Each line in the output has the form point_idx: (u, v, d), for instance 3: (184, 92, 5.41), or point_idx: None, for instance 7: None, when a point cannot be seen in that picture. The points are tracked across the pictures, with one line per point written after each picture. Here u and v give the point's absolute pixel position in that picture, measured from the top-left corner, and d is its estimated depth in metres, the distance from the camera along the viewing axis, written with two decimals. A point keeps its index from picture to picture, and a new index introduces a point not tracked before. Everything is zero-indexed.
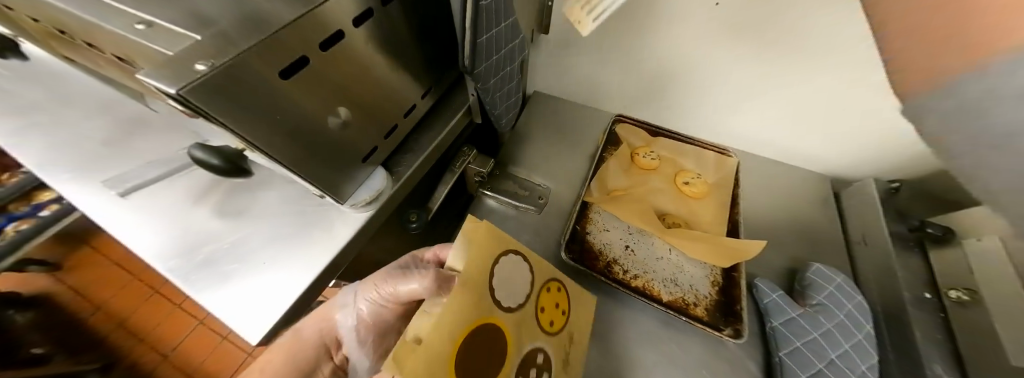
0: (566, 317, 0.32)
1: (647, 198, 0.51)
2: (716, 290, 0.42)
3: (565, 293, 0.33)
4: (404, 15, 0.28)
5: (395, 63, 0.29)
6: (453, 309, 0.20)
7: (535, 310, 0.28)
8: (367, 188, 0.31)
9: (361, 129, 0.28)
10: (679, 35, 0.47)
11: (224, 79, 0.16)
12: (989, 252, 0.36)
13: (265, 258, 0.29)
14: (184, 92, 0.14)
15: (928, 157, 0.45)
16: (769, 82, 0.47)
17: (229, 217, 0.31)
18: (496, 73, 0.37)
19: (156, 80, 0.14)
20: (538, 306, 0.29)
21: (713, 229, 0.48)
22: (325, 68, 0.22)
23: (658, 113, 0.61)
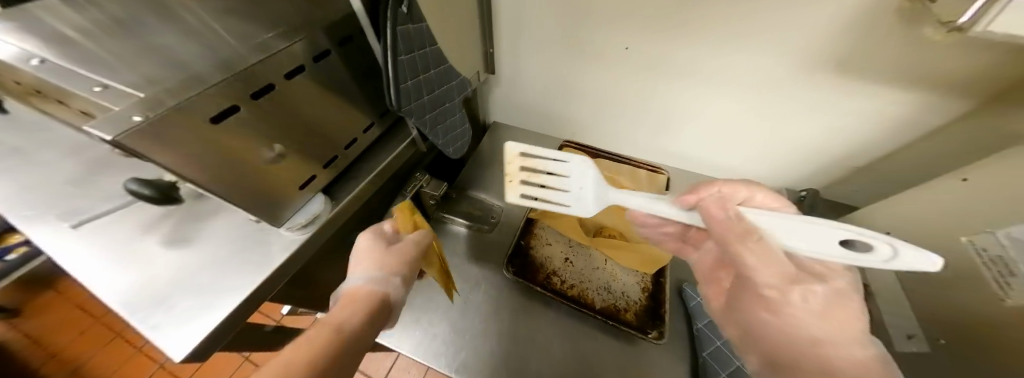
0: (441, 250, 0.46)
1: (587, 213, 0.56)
2: (645, 295, 0.46)
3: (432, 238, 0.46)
4: (342, 67, 0.34)
5: (333, 105, 0.35)
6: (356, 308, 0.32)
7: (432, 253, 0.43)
8: (305, 213, 0.35)
9: (295, 161, 0.32)
10: (621, 55, 0.51)
11: (162, 126, 0.19)
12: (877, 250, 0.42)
13: (202, 280, 0.32)
14: (119, 138, 0.16)
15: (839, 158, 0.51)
16: (704, 95, 0.51)
17: (176, 245, 0.34)
18: (432, 110, 0.43)
19: (94, 130, 0.16)
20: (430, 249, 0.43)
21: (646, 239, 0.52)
22: (257, 114, 0.26)
23: (607, 125, 0.67)
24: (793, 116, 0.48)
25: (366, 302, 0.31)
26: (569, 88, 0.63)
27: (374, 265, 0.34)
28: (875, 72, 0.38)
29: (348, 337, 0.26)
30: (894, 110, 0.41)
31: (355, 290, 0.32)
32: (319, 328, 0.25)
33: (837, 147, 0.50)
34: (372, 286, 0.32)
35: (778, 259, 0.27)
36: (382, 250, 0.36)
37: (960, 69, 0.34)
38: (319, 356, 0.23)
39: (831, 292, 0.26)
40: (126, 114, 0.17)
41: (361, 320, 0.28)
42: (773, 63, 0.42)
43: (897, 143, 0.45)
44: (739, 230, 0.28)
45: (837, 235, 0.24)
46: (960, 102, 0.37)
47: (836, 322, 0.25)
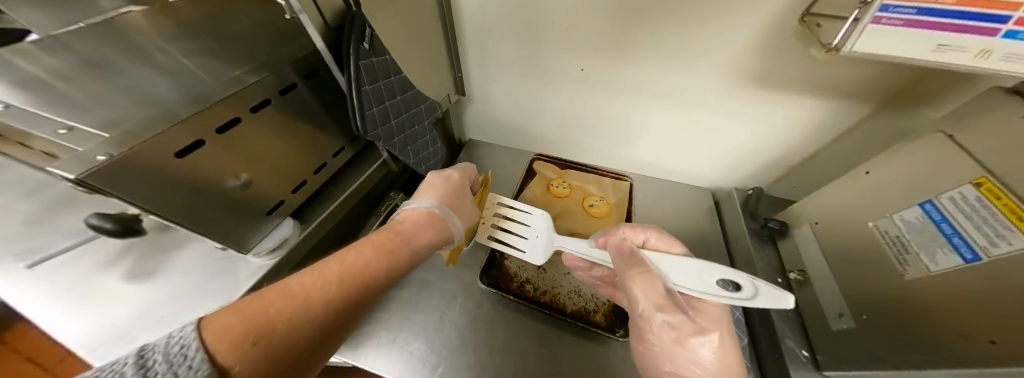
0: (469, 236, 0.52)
1: (557, 221, 0.59)
2: (613, 296, 0.49)
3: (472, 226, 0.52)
4: (309, 98, 0.36)
5: (300, 133, 0.37)
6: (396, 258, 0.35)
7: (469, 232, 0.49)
8: (272, 237, 0.36)
9: (262, 188, 0.34)
10: (577, 73, 0.56)
11: (127, 163, 0.20)
12: (809, 239, 0.47)
13: (164, 312, 0.32)
14: (84, 177, 0.17)
15: (775, 160, 0.57)
16: (652, 107, 0.56)
17: (137, 279, 0.34)
18: (401, 132, 0.45)
19: (59, 171, 0.17)
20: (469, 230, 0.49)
21: None
22: (222, 146, 0.28)
23: (573, 138, 0.71)
24: (730, 125, 0.54)
25: (414, 241, 0.36)
26: (535, 106, 0.67)
27: (438, 194, 0.43)
28: (786, 85, 0.44)
29: (386, 268, 0.31)
30: (809, 115, 0.47)
31: (415, 209, 0.40)
32: (368, 248, 0.32)
33: (772, 150, 0.55)
34: (442, 218, 0.40)
35: (659, 294, 0.34)
36: (451, 194, 0.44)
37: (851, 78, 0.40)
38: (356, 281, 0.28)
39: (708, 334, 0.33)
40: (90, 154, 0.19)
41: (401, 255, 0.34)
42: (704, 79, 0.48)
43: (818, 144, 0.51)
44: (632, 262, 0.36)
45: (711, 275, 0.33)
46: (857, 107, 0.44)
47: (723, 366, 0.32)
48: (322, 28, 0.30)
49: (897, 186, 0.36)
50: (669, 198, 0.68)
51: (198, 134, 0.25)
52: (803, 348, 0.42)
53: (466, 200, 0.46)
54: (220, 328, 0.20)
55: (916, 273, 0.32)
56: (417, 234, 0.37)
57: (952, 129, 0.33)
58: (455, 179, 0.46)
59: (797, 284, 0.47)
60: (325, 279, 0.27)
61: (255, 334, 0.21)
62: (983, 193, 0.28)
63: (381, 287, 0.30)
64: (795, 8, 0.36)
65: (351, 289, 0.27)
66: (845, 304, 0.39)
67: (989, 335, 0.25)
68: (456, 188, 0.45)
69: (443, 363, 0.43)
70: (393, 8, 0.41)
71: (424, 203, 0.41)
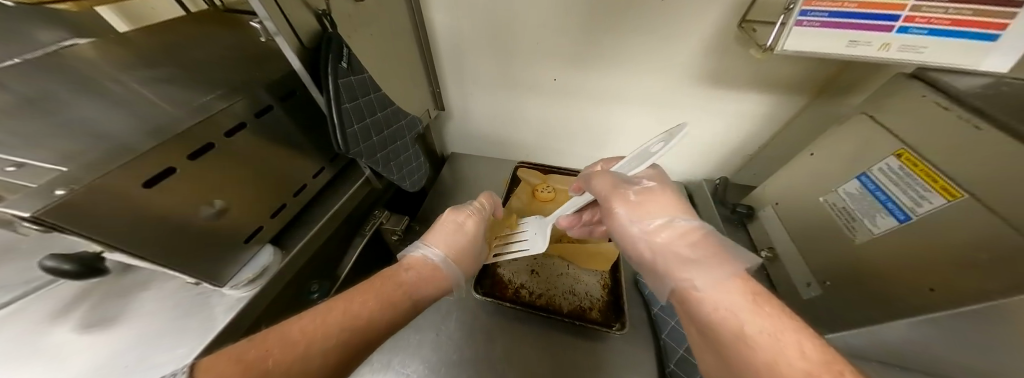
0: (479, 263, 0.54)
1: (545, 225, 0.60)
2: (606, 291, 0.50)
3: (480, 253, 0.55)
4: (285, 119, 0.36)
5: (278, 156, 0.36)
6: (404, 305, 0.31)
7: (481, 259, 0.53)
8: (251, 267, 0.34)
9: (238, 215, 0.32)
10: (551, 82, 0.59)
11: (93, 194, 0.19)
12: (773, 219, 0.51)
13: (128, 361, 0.29)
14: (40, 214, 0.16)
15: (735, 151, 0.62)
16: (623, 108, 0.60)
17: (95, 327, 0.31)
18: (383, 148, 0.45)
19: (11, 208, 0.16)
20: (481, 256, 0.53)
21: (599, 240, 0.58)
22: (193, 173, 0.27)
23: (552, 144, 0.74)
24: (694, 121, 0.59)
25: (423, 295, 0.34)
26: (513, 116, 0.70)
27: (447, 244, 0.43)
28: (737, 82, 0.49)
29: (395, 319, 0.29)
30: (759, 107, 0.53)
31: (426, 255, 0.40)
32: (374, 298, 0.29)
33: (732, 142, 0.61)
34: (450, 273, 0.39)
35: (609, 180, 0.36)
36: (460, 245, 0.44)
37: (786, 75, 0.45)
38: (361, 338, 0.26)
39: (648, 191, 0.34)
40: (47, 190, 0.18)
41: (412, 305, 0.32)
42: (666, 80, 0.52)
43: (770, 134, 0.56)
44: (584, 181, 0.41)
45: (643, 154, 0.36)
46: (796, 97, 0.49)
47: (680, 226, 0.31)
48: (299, 50, 0.31)
49: (837, 163, 0.41)
50: None
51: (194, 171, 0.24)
52: None
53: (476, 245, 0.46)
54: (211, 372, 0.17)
55: (864, 238, 0.35)
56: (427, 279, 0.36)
57: (872, 110, 0.38)
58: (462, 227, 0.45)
59: (768, 261, 0.50)
60: (327, 327, 0.24)
61: None
62: (904, 163, 0.33)
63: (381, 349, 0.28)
64: (733, 16, 0.41)
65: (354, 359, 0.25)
66: (811, 274, 0.42)
67: (928, 284, 0.28)
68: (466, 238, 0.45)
69: None
70: (369, 30, 0.42)
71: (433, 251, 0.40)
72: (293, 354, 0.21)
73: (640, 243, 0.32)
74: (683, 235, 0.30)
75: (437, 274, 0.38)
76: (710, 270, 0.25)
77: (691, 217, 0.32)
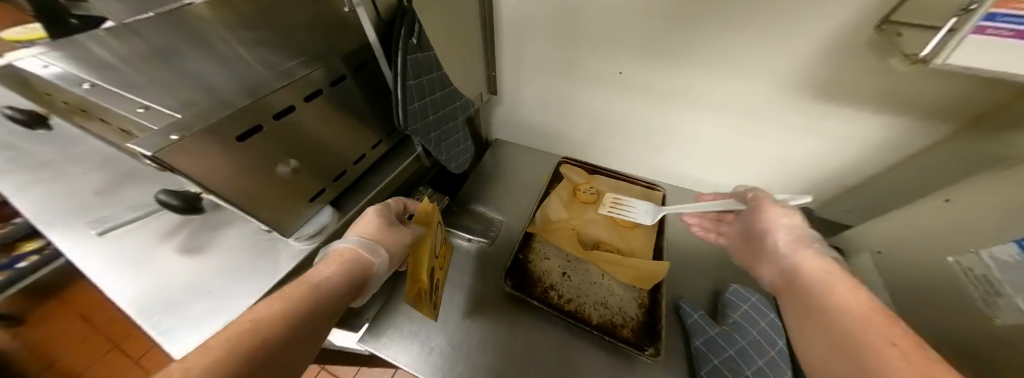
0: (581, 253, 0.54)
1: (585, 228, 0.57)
2: (642, 311, 0.46)
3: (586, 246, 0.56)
4: (355, 90, 0.37)
5: (345, 124, 0.37)
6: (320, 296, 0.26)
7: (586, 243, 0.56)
8: (313, 223, 0.37)
9: (307, 175, 0.34)
10: (615, 75, 0.54)
11: (197, 142, 0.21)
12: (867, 268, 0.42)
13: (215, 286, 0.33)
14: (159, 154, 0.18)
15: (827, 181, 0.53)
16: (695, 112, 0.53)
17: (193, 252, 0.36)
18: (437, 128, 0.45)
19: (139, 145, 0.18)
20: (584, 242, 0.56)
21: (641, 254, 0.54)
22: (276, 131, 0.29)
23: (603, 143, 0.69)
24: (783, 138, 0.50)
25: (330, 290, 0.26)
26: (567, 108, 0.66)
27: (365, 226, 0.35)
28: (857, 99, 0.40)
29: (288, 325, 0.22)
30: (876, 132, 0.43)
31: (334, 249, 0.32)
32: (280, 300, 0.23)
33: (826, 170, 0.51)
34: (362, 250, 0.31)
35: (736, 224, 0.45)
36: (383, 225, 0.35)
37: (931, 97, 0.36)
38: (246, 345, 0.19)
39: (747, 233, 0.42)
40: (165, 134, 0.20)
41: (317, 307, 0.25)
42: (758, 85, 0.44)
43: (883, 167, 0.46)
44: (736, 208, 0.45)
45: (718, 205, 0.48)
46: (937, 125, 0.39)
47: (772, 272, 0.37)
48: (375, 22, 0.31)
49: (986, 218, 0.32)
50: None
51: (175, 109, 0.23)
52: None
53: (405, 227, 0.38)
54: None
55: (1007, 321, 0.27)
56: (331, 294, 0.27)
57: None
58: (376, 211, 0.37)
59: None
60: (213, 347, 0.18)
61: None
62: None
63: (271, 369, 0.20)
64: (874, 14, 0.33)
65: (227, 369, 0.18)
66: None
67: None
68: (388, 218, 0.37)
69: (463, 362, 0.43)
70: (441, 6, 0.41)
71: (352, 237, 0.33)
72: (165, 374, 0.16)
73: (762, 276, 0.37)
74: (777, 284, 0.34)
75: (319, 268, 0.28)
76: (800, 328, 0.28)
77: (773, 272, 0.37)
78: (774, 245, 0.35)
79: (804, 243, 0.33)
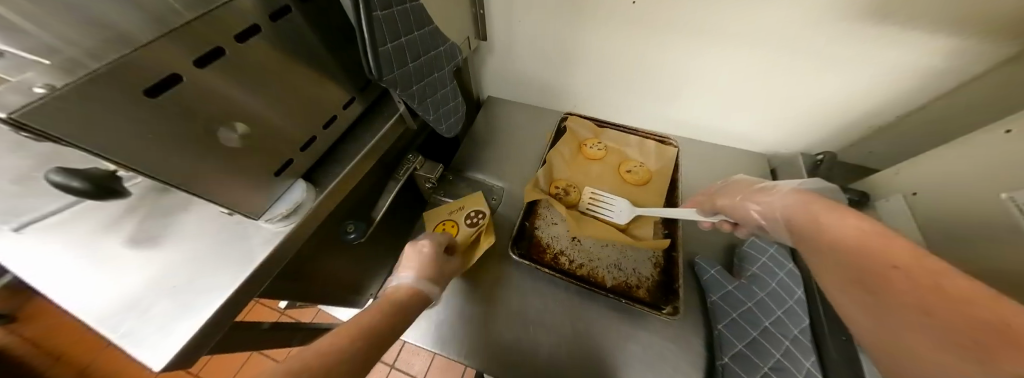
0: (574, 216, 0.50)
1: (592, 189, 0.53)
2: (657, 270, 0.45)
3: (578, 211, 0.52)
4: (306, 30, 0.29)
5: (301, 76, 0.30)
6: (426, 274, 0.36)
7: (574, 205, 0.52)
8: (285, 202, 0.32)
9: (263, 144, 0.28)
10: (629, 6, 0.45)
11: (86, 100, 0.15)
12: (895, 212, 0.40)
13: (176, 280, 0.29)
14: (19, 117, 0.11)
15: (856, 120, 0.48)
16: (721, 48, 0.45)
17: (142, 244, 0.30)
18: (419, 80, 0.38)
19: None
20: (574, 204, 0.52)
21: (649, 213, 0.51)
22: (205, 85, 0.21)
23: (608, 94, 0.62)
24: (819, 71, 0.44)
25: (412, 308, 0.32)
26: (569, 54, 0.57)
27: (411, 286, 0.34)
28: (924, 16, 0.33)
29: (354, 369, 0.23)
30: (928, 57, 0.37)
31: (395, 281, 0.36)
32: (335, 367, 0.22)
33: (858, 108, 0.46)
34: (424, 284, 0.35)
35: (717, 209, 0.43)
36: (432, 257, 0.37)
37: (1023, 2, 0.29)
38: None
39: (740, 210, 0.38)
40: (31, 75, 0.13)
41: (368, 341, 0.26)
42: (804, 6, 0.37)
43: (926, 100, 0.42)
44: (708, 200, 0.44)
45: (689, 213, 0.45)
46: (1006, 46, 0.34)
47: (783, 207, 0.32)
48: None
49: None
50: (716, 164, 0.60)
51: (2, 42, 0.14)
52: None
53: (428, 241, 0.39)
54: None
55: None
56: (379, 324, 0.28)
57: None
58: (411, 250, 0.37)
59: None
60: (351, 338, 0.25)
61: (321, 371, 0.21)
62: None
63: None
64: None
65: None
66: None
67: None
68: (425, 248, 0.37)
69: (476, 332, 0.43)
70: None
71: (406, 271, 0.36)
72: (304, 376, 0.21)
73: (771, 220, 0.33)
74: (789, 208, 0.31)
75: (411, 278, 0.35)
76: (849, 231, 0.24)
77: (773, 216, 0.33)
78: (735, 202, 0.39)
79: (765, 190, 0.36)
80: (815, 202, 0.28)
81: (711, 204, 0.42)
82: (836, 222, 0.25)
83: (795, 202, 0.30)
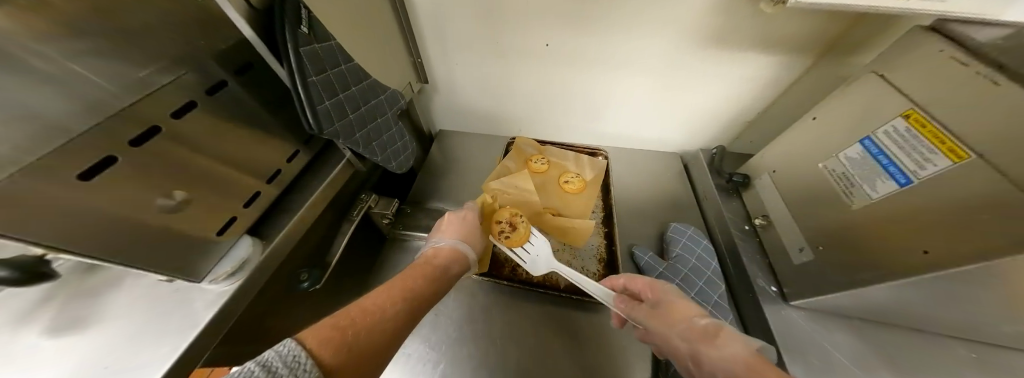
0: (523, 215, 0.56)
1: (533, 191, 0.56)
2: (602, 265, 0.52)
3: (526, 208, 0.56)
4: (245, 97, 0.32)
5: (245, 137, 0.32)
6: (452, 242, 0.43)
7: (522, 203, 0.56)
8: (230, 259, 0.32)
9: (206, 206, 0.29)
10: (542, 46, 0.54)
11: (20, 185, 0.16)
12: (767, 186, 0.51)
13: (107, 362, 0.27)
14: None
15: (732, 119, 0.61)
16: (618, 73, 0.56)
17: (56, 330, 0.28)
18: (362, 128, 0.41)
19: None
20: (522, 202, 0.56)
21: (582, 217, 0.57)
22: (145, 160, 0.23)
23: (545, 117, 0.71)
24: (695, 85, 0.55)
25: (440, 287, 0.37)
26: (504, 87, 0.65)
27: (450, 248, 0.42)
28: (743, 40, 0.46)
29: (400, 322, 0.28)
30: (759, 70, 0.51)
31: (439, 249, 0.42)
32: (358, 329, 0.25)
33: (731, 109, 0.59)
34: (455, 256, 0.42)
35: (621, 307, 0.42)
36: (474, 233, 0.46)
37: (796, 21, 0.42)
38: (345, 336, 0.23)
39: (651, 321, 0.38)
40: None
41: (413, 303, 0.31)
42: (665, 37, 0.48)
43: (771, 98, 0.55)
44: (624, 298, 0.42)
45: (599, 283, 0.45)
46: (799, 59, 0.48)
47: (708, 342, 0.33)
48: (247, 11, 0.27)
49: (843, 129, 0.39)
50: (642, 166, 0.70)
51: None
52: (771, 284, 0.46)
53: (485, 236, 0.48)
54: (319, 332, 0.22)
55: (863, 203, 0.36)
56: (416, 284, 0.34)
57: (883, 69, 0.37)
58: (473, 218, 0.48)
59: (761, 228, 0.51)
60: (389, 304, 0.29)
61: (350, 334, 0.24)
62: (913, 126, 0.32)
63: (373, 363, 0.24)
64: None
65: (313, 350, 0.21)
66: (803, 240, 0.43)
67: (923, 246, 0.30)
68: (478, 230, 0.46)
69: (445, 358, 0.43)
70: None
71: (450, 241, 0.43)
72: (323, 331, 0.23)
73: (687, 350, 0.34)
74: (712, 339, 0.33)
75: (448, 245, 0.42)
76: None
77: (689, 344, 0.34)
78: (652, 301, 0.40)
79: (675, 311, 0.37)
80: (733, 347, 0.30)
81: (624, 307, 0.41)
82: (722, 352, 0.31)
83: (713, 339, 0.32)
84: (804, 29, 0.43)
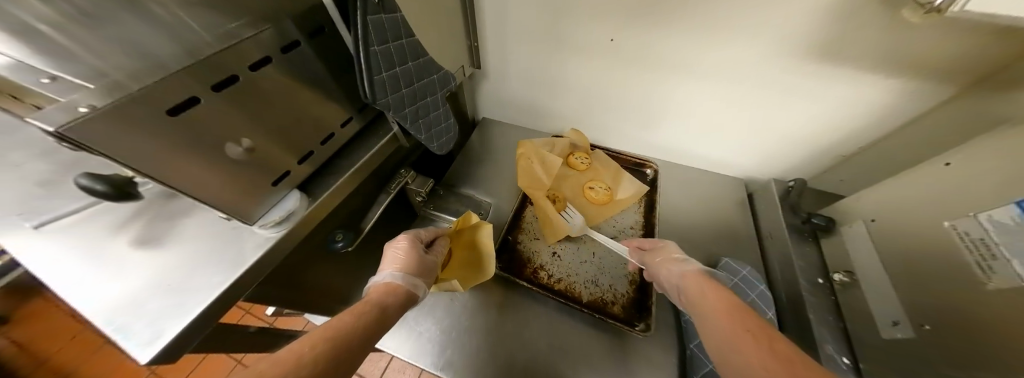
0: (533, 188, 0.56)
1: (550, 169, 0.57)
2: (632, 288, 0.48)
3: (539, 183, 0.56)
4: (314, 59, 0.33)
5: (309, 98, 0.34)
6: (395, 267, 0.39)
7: (538, 176, 0.57)
8: (278, 209, 0.34)
9: (264, 156, 0.31)
10: (603, 40, 0.50)
11: (121, 112, 0.18)
12: (860, 236, 0.43)
13: (169, 279, 0.31)
14: (65, 131, 0.14)
15: (823, 152, 0.52)
16: (686, 79, 0.50)
17: (146, 245, 0.33)
18: (413, 103, 0.41)
19: (44, 121, 0.14)
20: (538, 177, 0.57)
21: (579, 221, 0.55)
22: (220, 106, 0.25)
23: (594, 119, 0.66)
24: (780, 102, 0.48)
25: (384, 320, 0.32)
26: (556, 82, 0.62)
27: (385, 281, 0.37)
28: (858, 56, 0.38)
29: (323, 369, 0.24)
30: (869, 95, 0.42)
31: (375, 286, 0.37)
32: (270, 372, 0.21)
33: (823, 138, 0.50)
34: (395, 289, 0.36)
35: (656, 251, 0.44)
36: (413, 258, 0.40)
37: (946, 35, 0.33)
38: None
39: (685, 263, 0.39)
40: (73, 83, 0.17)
41: (339, 344, 0.26)
42: (748, 43, 0.42)
43: (882, 133, 0.46)
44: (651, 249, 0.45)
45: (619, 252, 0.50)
46: (936, 88, 0.38)
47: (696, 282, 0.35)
48: None
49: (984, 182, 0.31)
50: (698, 187, 0.63)
51: (64, 72, 0.18)
52: (844, 355, 0.39)
53: (433, 259, 0.42)
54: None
55: (1002, 283, 0.27)
56: (344, 318, 0.29)
57: None
58: (408, 238, 0.42)
59: (841, 285, 0.43)
60: (310, 340, 0.25)
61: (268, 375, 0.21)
62: None
63: None
64: None
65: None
66: (901, 312, 0.35)
67: None
68: (417, 254, 0.40)
69: (452, 346, 0.43)
70: None
71: (384, 276, 0.37)
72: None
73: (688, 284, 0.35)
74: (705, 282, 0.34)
75: (386, 276, 0.37)
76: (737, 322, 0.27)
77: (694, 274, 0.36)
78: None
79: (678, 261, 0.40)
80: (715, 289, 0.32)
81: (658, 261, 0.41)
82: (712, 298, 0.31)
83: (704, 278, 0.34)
84: (956, 50, 0.34)
